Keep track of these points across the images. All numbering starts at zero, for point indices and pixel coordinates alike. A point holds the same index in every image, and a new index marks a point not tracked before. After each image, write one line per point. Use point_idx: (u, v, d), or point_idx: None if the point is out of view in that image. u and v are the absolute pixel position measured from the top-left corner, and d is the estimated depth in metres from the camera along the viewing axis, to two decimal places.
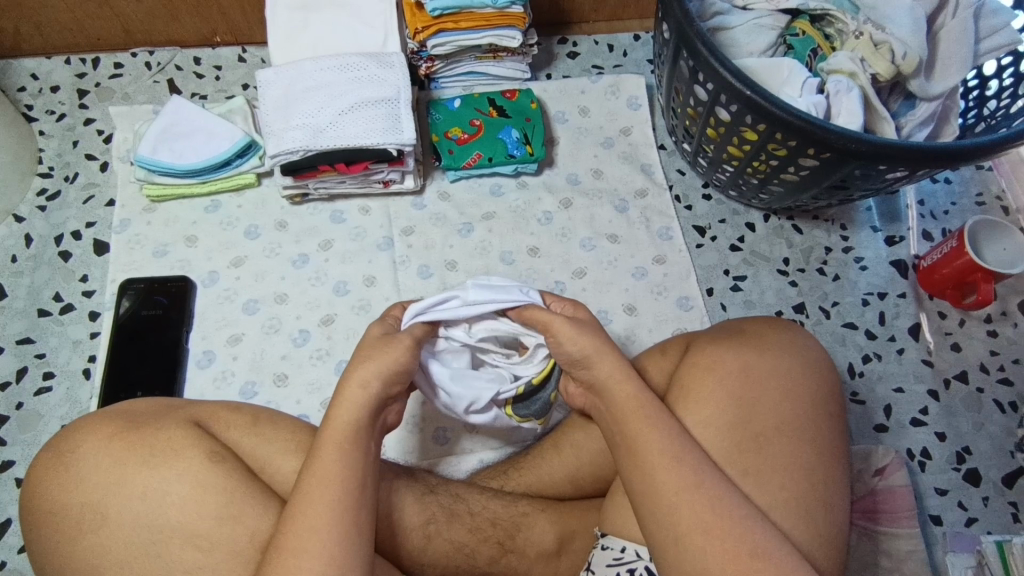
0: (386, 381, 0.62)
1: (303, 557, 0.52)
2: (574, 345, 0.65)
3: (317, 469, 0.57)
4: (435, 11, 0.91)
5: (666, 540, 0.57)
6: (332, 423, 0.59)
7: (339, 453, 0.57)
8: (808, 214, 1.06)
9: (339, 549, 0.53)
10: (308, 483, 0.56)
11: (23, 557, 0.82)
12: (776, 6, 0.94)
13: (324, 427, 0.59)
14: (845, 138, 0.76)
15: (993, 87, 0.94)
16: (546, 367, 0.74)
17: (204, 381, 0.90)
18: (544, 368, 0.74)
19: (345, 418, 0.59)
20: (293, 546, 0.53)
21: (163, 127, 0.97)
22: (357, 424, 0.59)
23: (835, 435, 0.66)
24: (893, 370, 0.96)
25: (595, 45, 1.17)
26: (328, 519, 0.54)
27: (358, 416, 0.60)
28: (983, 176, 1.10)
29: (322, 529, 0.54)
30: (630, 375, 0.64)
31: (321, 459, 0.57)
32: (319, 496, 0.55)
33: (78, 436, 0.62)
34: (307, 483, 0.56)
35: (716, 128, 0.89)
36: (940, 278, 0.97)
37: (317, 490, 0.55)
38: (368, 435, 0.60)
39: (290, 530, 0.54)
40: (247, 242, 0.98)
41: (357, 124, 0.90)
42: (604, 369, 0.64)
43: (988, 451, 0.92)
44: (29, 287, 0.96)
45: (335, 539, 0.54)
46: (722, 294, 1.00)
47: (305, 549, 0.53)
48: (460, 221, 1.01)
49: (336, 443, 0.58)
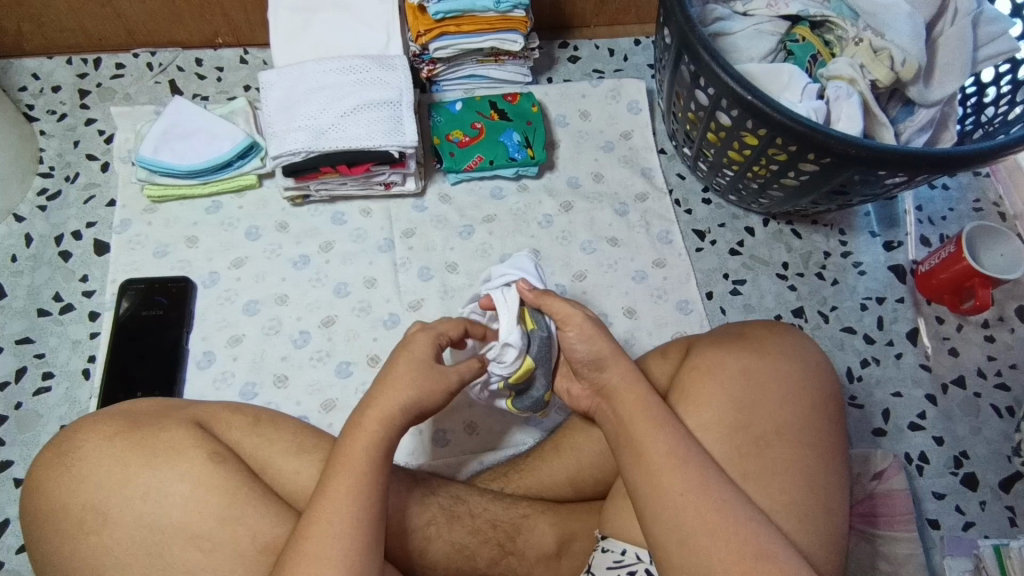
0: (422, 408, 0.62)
1: (311, 561, 0.53)
2: (590, 347, 0.67)
3: (342, 478, 0.56)
4: (439, 14, 0.92)
5: (669, 542, 0.57)
6: (359, 430, 0.59)
7: (362, 460, 0.57)
8: (808, 218, 1.06)
9: (357, 556, 0.54)
10: (330, 488, 0.56)
11: (22, 557, 0.82)
12: (776, 12, 0.94)
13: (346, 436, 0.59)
14: (845, 143, 0.76)
15: (991, 94, 0.95)
16: (523, 367, 0.73)
17: (205, 381, 0.90)
18: (520, 371, 0.74)
19: (364, 426, 0.59)
20: (312, 552, 0.53)
21: (165, 128, 0.97)
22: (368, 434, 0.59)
23: (836, 441, 0.67)
24: (891, 375, 0.97)
25: (596, 49, 1.17)
26: (350, 526, 0.54)
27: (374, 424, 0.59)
28: (980, 182, 1.10)
29: (344, 536, 0.54)
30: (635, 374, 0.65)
31: (344, 468, 0.57)
32: (335, 499, 0.55)
33: (79, 436, 0.62)
34: (330, 488, 0.56)
35: (717, 132, 0.90)
36: (938, 283, 0.97)
37: (338, 496, 0.55)
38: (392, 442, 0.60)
39: (305, 535, 0.54)
40: (247, 243, 0.98)
41: (359, 126, 0.90)
42: (615, 371, 0.66)
43: (985, 455, 0.93)
44: (29, 287, 0.96)
45: (354, 547, 0.54)
46: (721, 298, 1.00)
47: (315, 552, 0.53)
48: (460, 223, 1.01)
49: (364, 452, 0.58)
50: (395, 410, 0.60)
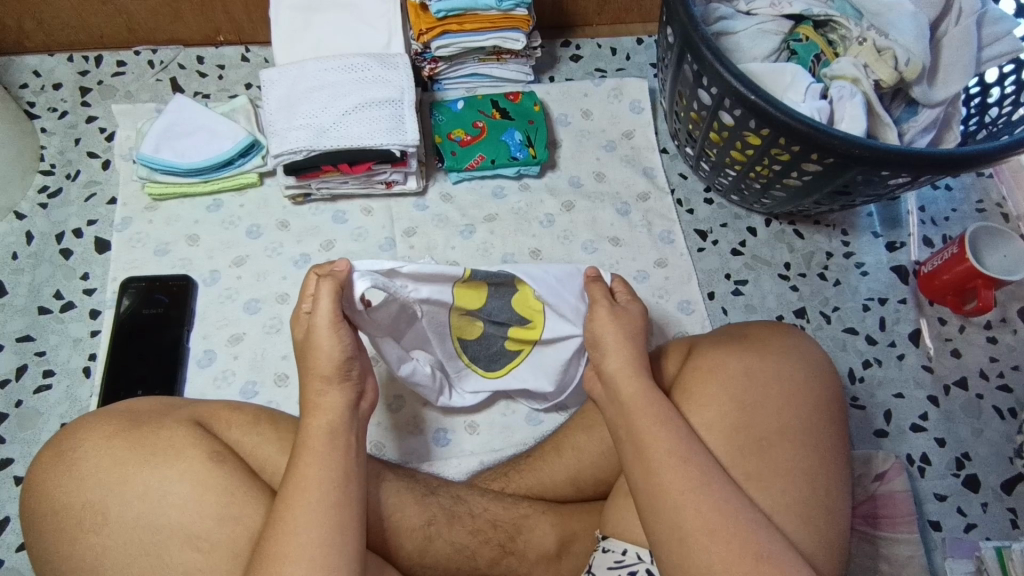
0: (345, 382, 0.62)
1: (288, 560, 0.52)
2: None
3: (301, 476, 0.57)
4: (441, 12, 0.91)
5: (670, 541, 0.57)
6: (320, 431, 0.59)
7: (318, 458, 0.58)
8: (810, 219, 1.06)
9: (326, 551, 0.53)
10: (290, 488, 0.56)
11: (22, 555, 0.82)
12: (779, 12, 0.94)
13: (302, 434, 0.60)
14: (848, 143, 0.76)
15: (995, 94, 0.94)
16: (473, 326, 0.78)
17: (205, 380, 0.90)
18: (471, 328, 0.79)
19: (321, 421, 0.60)
20: (278, 552, 0.53)
21: (166, 126, 0.97)
22: (334, 427, 0.60)
23: (837, 441, 0.66)
24: (893, 376, 0.96)
25: (598, 47, 1.17)
26: (313, 520, 0.54)
27: (336, 420, 0.60)
28: (983, 182, 1.10)
29: (305, 533, 0.54)
30: (628, 363, 0.66)
31: (302, 465, 0.57)
32: (300, 498, 0.55)
33: (78, 435, 0.62)
34: (291, 494, 0.56)
35: (719, 132, 0.89)
36: (940, 284, 0.97)
37: (302, 493, 0.56)
38: (348, 431, 0.61)
39: (277, 535, 0.54)
40: (248, 241, 0.98)
41: (360, 124, 0.90)
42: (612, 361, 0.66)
43: (987, 457, 0.92)
44: (29, 285, 0.96)
45: (325, 544, 0.54)
46: (723, 298, 1.00)
47: (289, 552, 0.53)
48: (462, 223, 1.01)
49: (319, 448, 0.58)
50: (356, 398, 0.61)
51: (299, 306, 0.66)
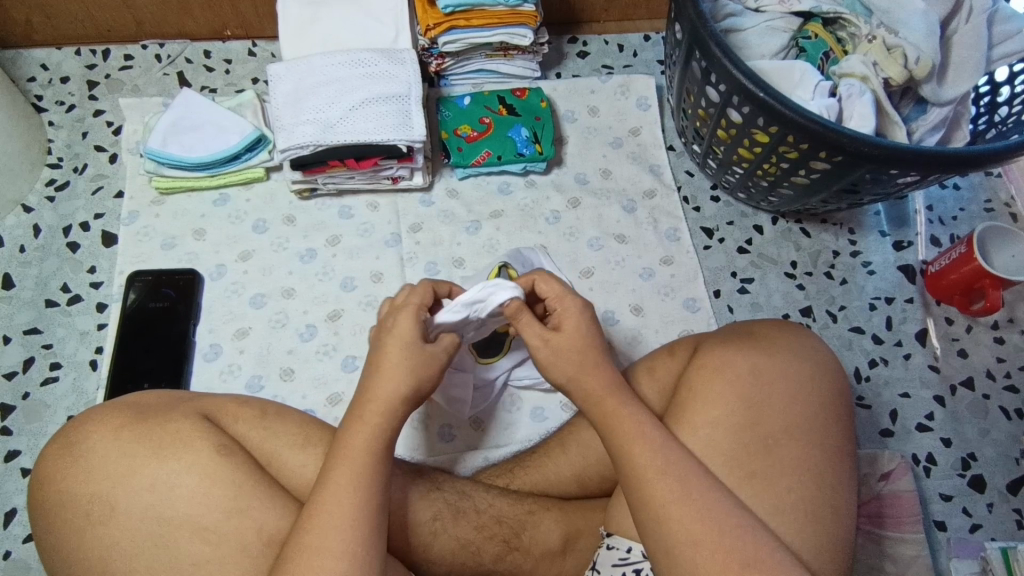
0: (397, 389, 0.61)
1: (318, 554, 0.53)
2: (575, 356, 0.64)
3: (339, 470, 0.57)
4: (447, 7, 0.91)
5: (659, 547, 0.57)
6: (351, 424, 0.59)
7: (365, 454, 0.58)
8: (817, 217, 1.06)
9: (357, 547, 0.54)
10: (327, 480, 0.56)
11: (29, 546, 0.82)
12: (788, 9, 0.93)
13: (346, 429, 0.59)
14: (857, 141, 0.76)
15: (1005, 93, 0.94)
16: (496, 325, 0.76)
17: (211, 374, 0.90)
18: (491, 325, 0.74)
19: (368, 421, 0.59)
20: (309, 543, 0.54)
21: (174, 119, 0.97)
22: (375, 425, 0.59)
23: (846, 439, 0.66)
24: (899, 376, 0.96)
25: (605, 44, 1.17)
26: (348, 517, 0.55)
27: (373, 419, 0.59)
28: (991, 181, 1.10)
29: (338, 528, 0.54)
30: (591, 366, 0.63)
31: (345, 459, 0.57)
32: (336, 492, 0.56)
33: (86, 428, 0.62)
34: (332, 481, 0.56)
35: (728, 129, 0.89)
36: (948, 284, 0.97)
37: (334, 489, 0.56)
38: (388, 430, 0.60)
39: (310, 529, 0.54)
40: (254, 236, 0.98)
41: (367, 120, 0.90)
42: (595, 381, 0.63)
43: (993, 457, 0.92)
44: (37, 278, 0.96)
45: (356, 538, 0.54)
46: (729, 296, 1.00)
47: (326, 547, 0.53)
48: (467, 219, 1.01)
49: (359, 444, 0.58)
50: (380, 397, 0.60)
51: (408, 300, 0.65)
